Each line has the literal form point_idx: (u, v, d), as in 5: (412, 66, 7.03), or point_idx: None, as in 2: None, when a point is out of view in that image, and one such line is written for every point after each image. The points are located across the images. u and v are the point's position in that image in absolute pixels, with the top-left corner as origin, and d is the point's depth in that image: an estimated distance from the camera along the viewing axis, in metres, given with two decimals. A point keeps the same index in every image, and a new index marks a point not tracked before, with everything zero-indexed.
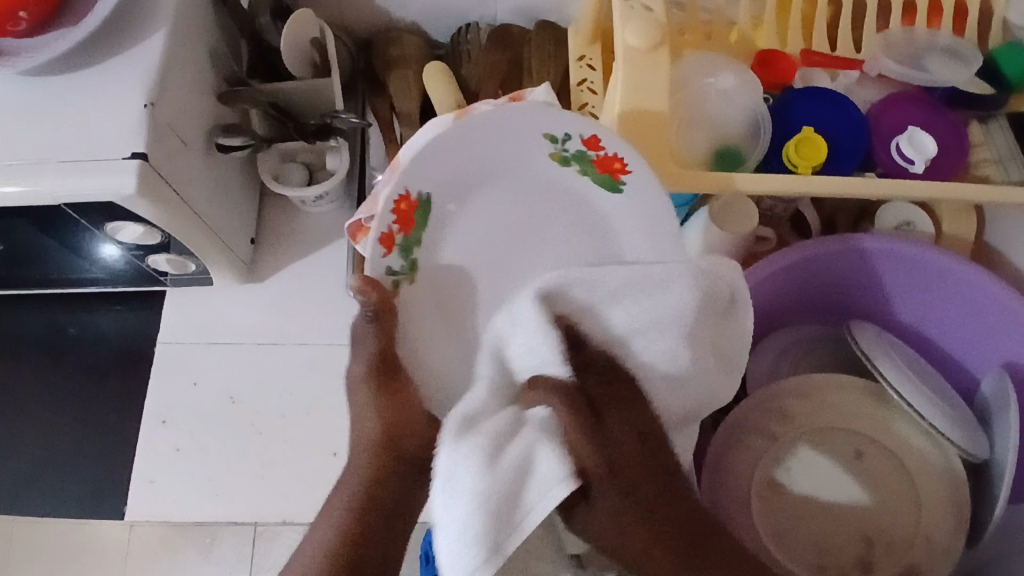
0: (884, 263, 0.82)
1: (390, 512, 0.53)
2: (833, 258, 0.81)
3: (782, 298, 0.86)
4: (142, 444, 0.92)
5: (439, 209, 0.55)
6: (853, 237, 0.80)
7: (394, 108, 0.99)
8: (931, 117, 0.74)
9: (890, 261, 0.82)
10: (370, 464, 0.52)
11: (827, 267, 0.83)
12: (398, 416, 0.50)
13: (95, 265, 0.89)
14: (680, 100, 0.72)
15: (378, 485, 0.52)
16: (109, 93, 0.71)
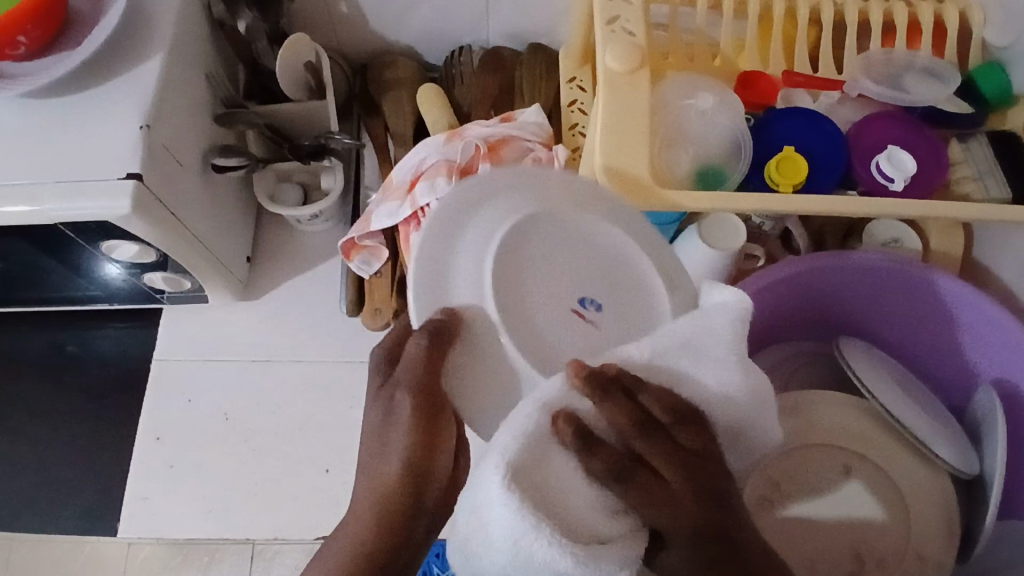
0: (929, 307, 0.83)
1: (403, 520, 0.54)
2: (870, 277, 0.82)
3: (793, 304, 0.86)
4: (137, 461, 0.93)
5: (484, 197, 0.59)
6: (899, 260, 0.80)
7: (388, 129, 1.01)
8: (912, 134, 0.74)
9: (908, 283, 0.82)
10: (374, 511, 0.54)
11: (873, 287, 0.84)
12: (425, 454, 0.54)
13: (94, 284, 0.91)
14: (664, 121, 0.72)
15: (410, 491, 0.54)
16: (107, 116, 0.73)
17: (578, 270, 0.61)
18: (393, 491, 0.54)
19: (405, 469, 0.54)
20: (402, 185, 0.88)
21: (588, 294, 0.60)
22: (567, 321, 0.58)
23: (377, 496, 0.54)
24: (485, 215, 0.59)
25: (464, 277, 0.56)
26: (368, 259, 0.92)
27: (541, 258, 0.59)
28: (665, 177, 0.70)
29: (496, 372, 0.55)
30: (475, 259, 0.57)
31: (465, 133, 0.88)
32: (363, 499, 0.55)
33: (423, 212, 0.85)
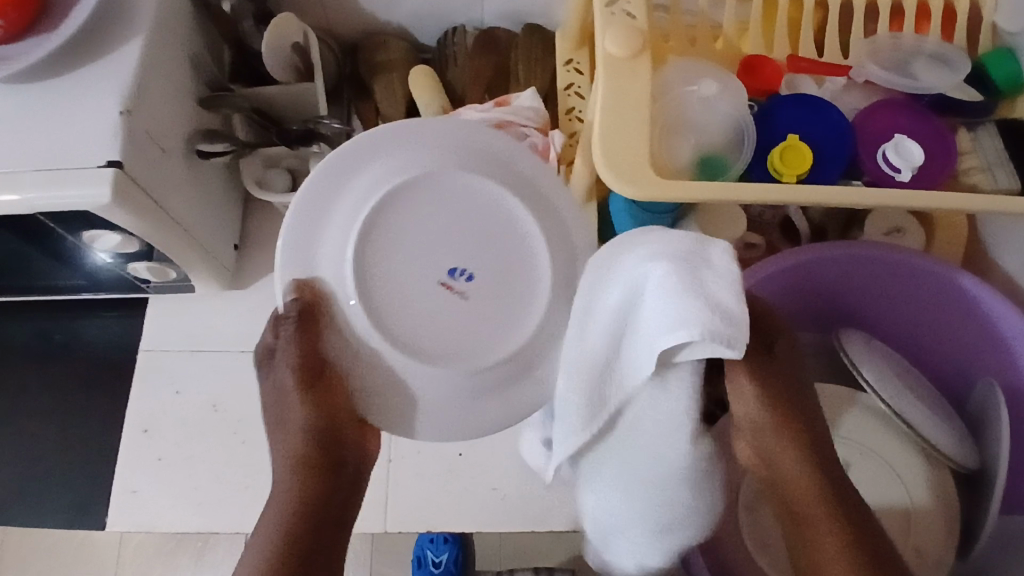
0: (928, 297, 0.82)
1: (323, 493, 0.64)
2: (869, 268, 0.81)
3: (783, 306, 0.85)
4: (124, 453, 0.91)
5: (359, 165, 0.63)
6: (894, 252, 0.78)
7: (380, 113, 0.98)
8: (918, 123, 0.72)
9: (896, 272, 0.81)
10: (293, 474, 0.64)
11: (870, 279, 0.83)
12: (325, 411, 0.63)
13: (77, 273, 0.88)
14: (665, 109, 0.69)
15: (316, 453, 0.64)
16: (85, 101, 0.70)
17: (451, 242, 0.64)
18: (305, 451, 0.64)
19: (308, 432, 0.64)
20: None
21: (456, 266, 0.63)
22: (431, 292, 0.63)
23: (292, 461, 0.64)
24: (354, 189, 0.63)
25: (332, 249, 0.63)
26: None
27: (413, 227, 0.63)
28: (666, 167, 0.67)
29: (354, 342, 0.63)
30: (339, 231, 0.63)
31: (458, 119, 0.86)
32: (281, 471, 0.65)
33: None
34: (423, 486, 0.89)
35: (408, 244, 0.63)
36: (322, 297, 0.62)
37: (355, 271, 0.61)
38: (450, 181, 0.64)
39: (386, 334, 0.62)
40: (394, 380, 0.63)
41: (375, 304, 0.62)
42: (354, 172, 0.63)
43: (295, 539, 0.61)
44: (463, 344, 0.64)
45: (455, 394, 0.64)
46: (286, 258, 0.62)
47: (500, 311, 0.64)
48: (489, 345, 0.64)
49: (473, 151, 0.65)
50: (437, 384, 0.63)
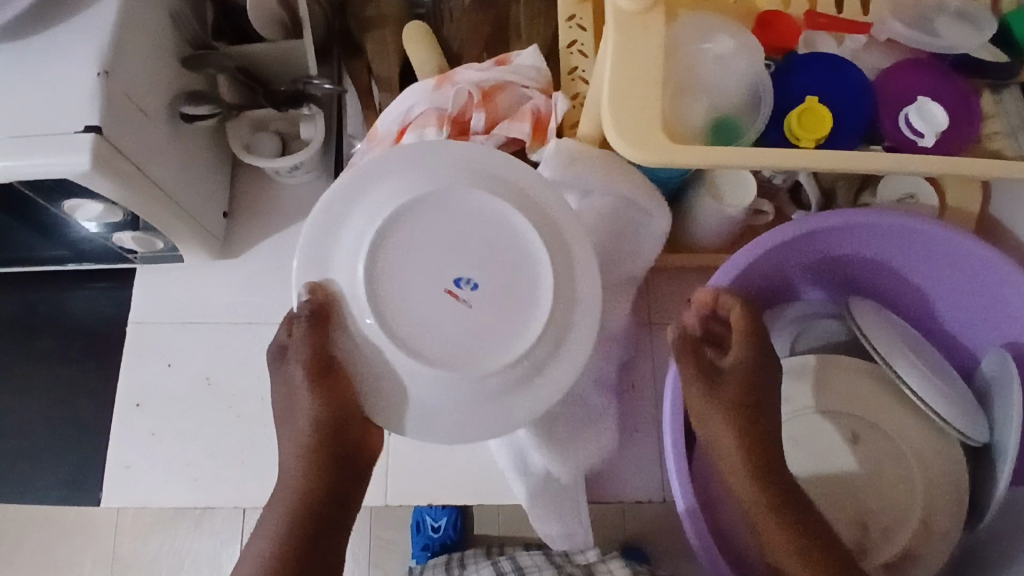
0: (939, 266, 0.79)
1: (329, 491, 0.65)
2: (880, 236, 0.78)
3: (787, 273, 0.83)
4: (117, 428, 0.88)
5: (373, 176, 0.63)
6: (909, 220, 0.74)
7: (372, 73, 0.93)
8: (941, 84, 0.68)
9: (920, 244, 0.78)
10: (304, 466, 0.65)
11: (881, 248, 0.80)
12: (331, 406, 0.62)
13: (60, 244, 0.84)
14: (678, 67, 0.64)
15: (324, 451, 0.64)
16: (59, 62, 0.66)
17: (459, 250, 0.62)
18: (316, 442, 0.64)
19: (317, 423, 0.63)
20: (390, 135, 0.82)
21: (462, 274, 0.61)
22: (436, 299, 0.61)
23: (302, 454, 0.65)
24: (366, 199, 0.62)
25: (342, 259, 0.61)
26: None
27: (422, 236, 0.62)
28: (680, 131, 0.63)
29: (360, 345, 0.61)
30: (351, 243, 0.62)
31: (456, 78, 0.81)
32: (292, 462, 0.65)
33: None
34: (423, 459, 0.88)
35: (422, 254, 0.61)
36: (328, 297, 0.61)
37: (365, 281, 0.60)
38: (458, 198, 0.62)
39: (394, 345, 0.60)
40: (396, 385, 0.61)
41: (384, 316, 0.60)
42: (366, 188, 0.63)
43: (297, 533, 0.63)
44: (468, 353, 0.60)
45: (456, 406, 0.61)
46: (302, 270, 0.62)
47: (507, 324, 0.61)
48: (500, 348, 0.61)
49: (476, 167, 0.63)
50: (438, 393, 0.60)
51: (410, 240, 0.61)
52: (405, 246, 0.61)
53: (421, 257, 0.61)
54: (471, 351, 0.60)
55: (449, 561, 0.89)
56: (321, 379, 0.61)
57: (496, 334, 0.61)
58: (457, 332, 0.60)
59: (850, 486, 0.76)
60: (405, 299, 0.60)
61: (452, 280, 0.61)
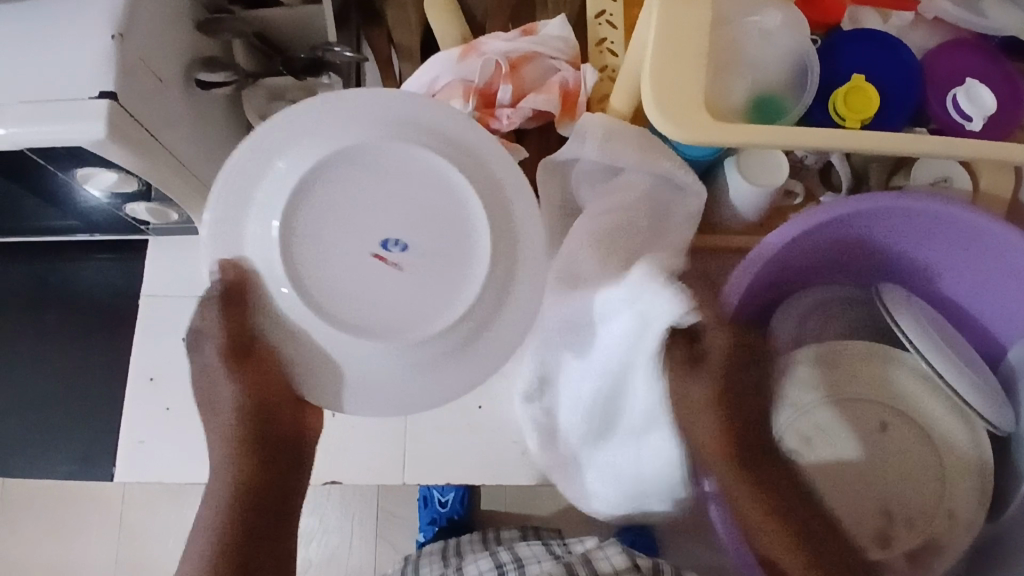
0: (969, 252, 0.77)
1: (265, 464, 0.68)
2: (912, 220, 0.76)
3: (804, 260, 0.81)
4: (131, 402, 0.87)
5: (278, 137, 0.61)
6: (943, 203, 0.72)
7: (392, 41, 0.90)
8: (988, 66, 0.66)
9: (905, 218, 0.76)
10: (233, 456, 0.67)
11: (908, 232, 0.78)
12: (253, 381, 0.63)
13: (70, 215, 0.82)
14: (722, 38, 0.62)
15: (255, 426, 0.66)
16: (72, 23, 0.63)
17: (387, 212, 0.60)
18: (240, 434, 0.67)
19: (239, 411, 0.66)
20: None
21: (391, 237, 0.60)
22: (363, 264, 0.60)
23: (227, 443, 0.67)
24: (276, 164, 0.60)
25: (260, 228, 0.59)
26: None
27: (347, 198, 0.60)
28: (722, 107, 0.61)
29: (284, 319, 0.60)
30: (262, 211, 0.60)
31: (482, 48, 0.79)
32: (219, 449, 0.67)
33: None
34: (440, 440, 0.87)
35: (348, 216, 0.60)
36: (254, 267, 0.60)
37: (285, 250, 0.58)
38: (376, 154, 0.60)
39: (324, 317, 0.59)
40: (329, 356, 0.60)
41: (311, 283, 0.59)
42: (276, 153, 0.60)
43: (236, 521, 0.66)
44: (396, 319, 0.60)
45: (399, 374, 0.61)
46: (216, 242, 0.60)
47: (439, 287, 0.61)
48: (436, 312, 0.60)
49: (394, 119, 0.61)
50: (379, 362, 0.60)
51: (334, 206, 0.60)
52: (330, 212, 0.60)
53: (349, 223, 0.60)
54: (405, 318, 0.60)
55: (446, 549, 0.88)
56: (239, 356, 0.62)
57: (424, 300, 0.60)
58: (378, 298, 0.60)
59: (848, 471, 0.75)
60: (333, 265, 0.59)
61: (372, 248, 0.60)
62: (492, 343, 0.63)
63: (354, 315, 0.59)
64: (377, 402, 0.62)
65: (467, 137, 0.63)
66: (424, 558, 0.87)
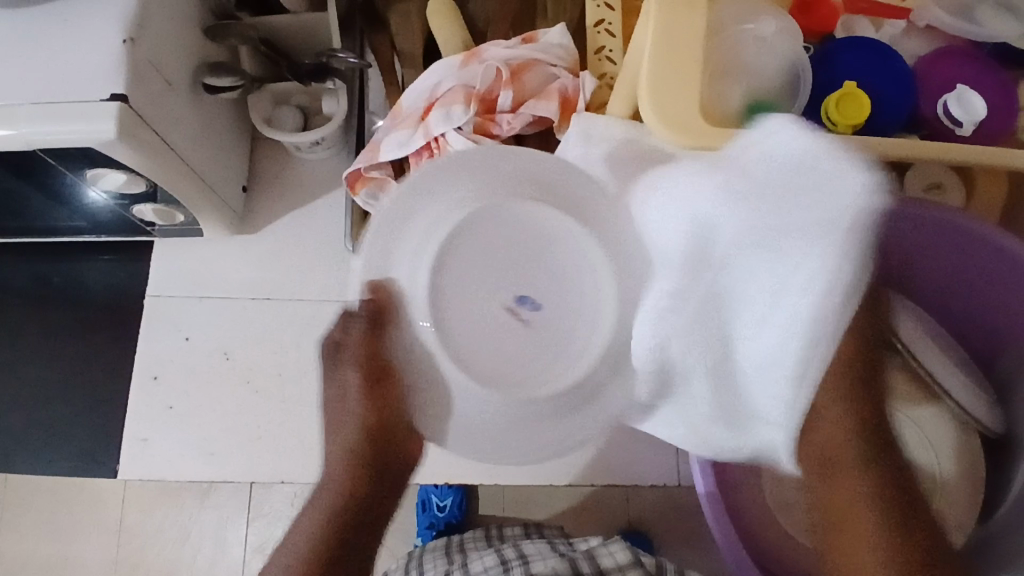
0: (959, 259, 0.80)
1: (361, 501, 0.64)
2: (908, 227, 0.78)
3: None
4: (135, 401, 0.89)
5: (424, 181, 0.58)
6: (934, 210, 0.75)
7: (396, 48, 0.91)
8: (983, 72, 0.68)
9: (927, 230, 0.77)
10: (342, 470, 0.63)
11: (903, 240, 0.80)
12: (376, 409, 0.59)
13: (77, 215, 0.83)
14: (722, 44, 0.63)
15: (360, 458, 0.62)
16: (84, 27, 0.64)
17: (500, 266, 0.57)
18: (353, 447, 0.62)
19: (361, 430, 0.61)
20: (414, 112, 0.81)
21: (524, 293, 0.57)
22: (493, 314, 0.56)
23: (343, 460, 0.64)
24: (429, 203, 0.58)
25: (405, 268, 0.56)
26: (375, 192, 0.85)
27: (486, 240, 0.57)
28: (718, 114, 0.63)
29: (414, 356, 0.56)
30: (414, 250, 0.56)
31: (483, 56, 0.81)
32: (334, 459, 0.64)
33: (438, 142, 0.80)
34: None
35: (479, 258, 0.56)
36: (394, 299, 0.56)
37: (429, 292, 0.55)
38: (506, 207, 0.57)
39: (454, 363, 0.54)
40: (438, 394, 0.56)
41: (448, 326, 0.55)
42: (417, 205, 0.58)
43: (331, 528, 0.64)
44: (519, 376, 0.56)
45: (505, 428, 0.57)
46: (367, 263, 0.58)
47: (546, 340, 0.57)
48: (541, 376, 0.56)
49: (538, 180, 0.59)
50: (492, 413, 0.56)
51: (471, 249, 0.56)
52: (468, 254, 0.56)
53: (489, 263, 0.57)
54: (529, 368, 0.56)
55: (449, 546, 0.87)
56: (375, 377, 0.58)
57: (539, 357, 0.56)
58: (524, 351, 0.56)
59: None
60: (449, 316, 0.55)
61: (505, 290, 0.57)
62: (602, 406, 0.58)
63: (467, 358, 0.55)
64: (486, 450, 0.58)
65: (540, 167, 0.60)
66: (425, 554, 0.86)
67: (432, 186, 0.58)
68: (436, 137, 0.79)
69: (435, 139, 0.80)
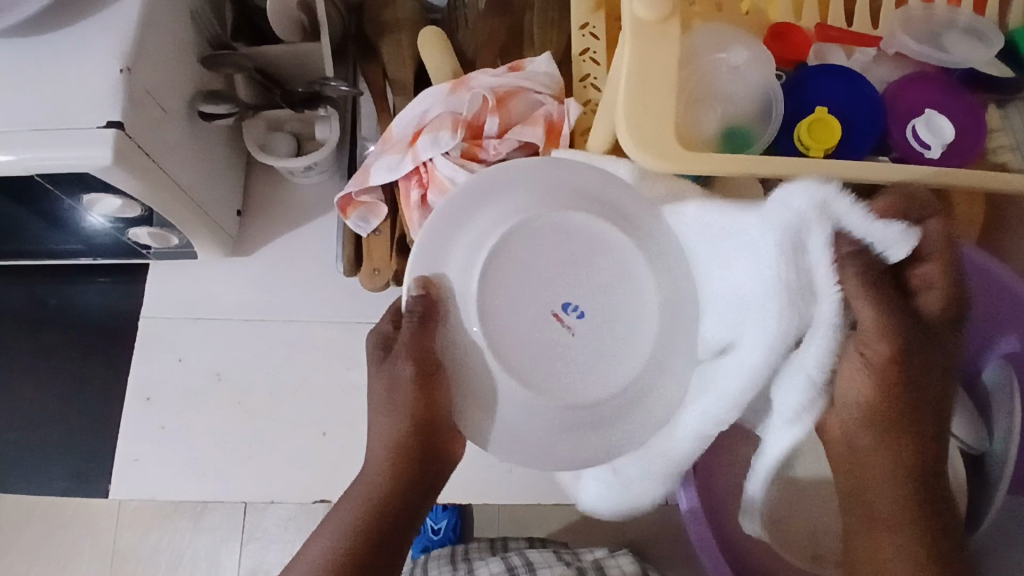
0: None
1: (396, 513, 0.64)
2: None
3: None
4: (126, 422, 0.90)
5: (484, 183, 0.66)
6: None
7: (387, 76, 0.94)
8: (950, 98, 0.70)
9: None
10: (388, 465, 0.65)
11: None
12: (429, 406, 0.64)
13: (74, 238, 0.85)
14: (694, 74, 0.66)
15: (402, 458, 0.64)
16: (82, 56, 0.67)
17: (558, 279, 0.65)
18: (401, 446, 0.64)
19: (408, 425, 0.64)
20: (403, 138, 0.84)
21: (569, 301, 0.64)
22: (544, 324, 0.64)
23: (386, 450, 0.65)
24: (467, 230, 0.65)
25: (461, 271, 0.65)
26: (366, 215, 0.87)
27: (534, 254, 0.64)
28: (692, 138, 0.65)
29: (462, 353, 0.63)
30: (468, 246, 0.65)
31: (470, 83, 0.83)
32: (376, 456, 0.65)
33: (426, 167, 0.82)
34: None
35: (534, 269, 0.64)
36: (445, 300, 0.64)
37: (479, 300, 0.63)
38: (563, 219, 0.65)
39: (500, 360, 0.62)
40: (484, 403, 0.64)
41: (495, 330, 0.63)
42: (474, 211, 0.65)
43: (368, 523, 0.62)
44: (564, 377, 0.64)
45: (547, 433, 0.64)
46: (419, 260, 0.65)
47: (603, 356, 0.64)
48: (589, 379, 0.64)
49: (577, 218, 0.66)
50: (528, 415, 0.63)
51: (524, 261, 0.64)
52: (523, 263, 0.64)
53: (537, 279, 0.64)
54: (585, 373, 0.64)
55: (453, 554, 0.87)
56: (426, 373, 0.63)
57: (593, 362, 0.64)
58: (557, 353, 0.64)
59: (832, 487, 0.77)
60: (513, 318, 0.63)
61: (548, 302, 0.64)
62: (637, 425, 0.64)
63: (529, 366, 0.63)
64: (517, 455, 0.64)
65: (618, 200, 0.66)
66: (430, 562, 0.87)
67: (483, 200, 0.66)
68: (424, 163, 0.82)
69: (422, 164, 0.82)
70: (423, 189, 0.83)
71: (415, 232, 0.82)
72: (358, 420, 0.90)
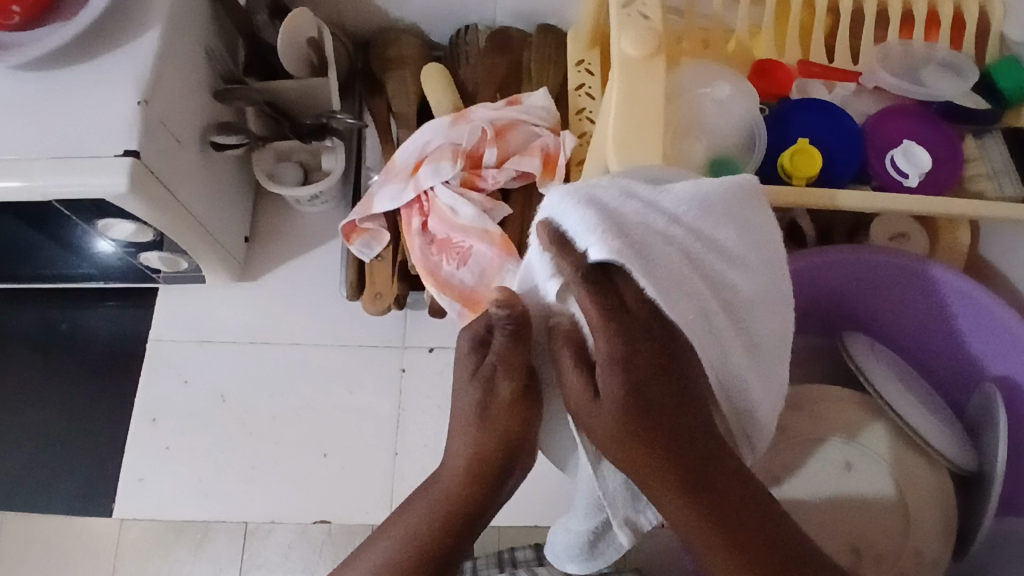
0: (922, 305, 0.83)
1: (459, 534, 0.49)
2: (872, 276, 0.82)
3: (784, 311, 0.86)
4: (132, 441, 0.92)
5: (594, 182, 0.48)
6: (894, 256, 0.79)
7: (391, 109, 0.98)
8: (928, 130, 0.73)
9: (892, 273, 0.81)
10: (468, 482, 0.49)
11: (871, 288, 0.83)
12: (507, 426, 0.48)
13: (87, 262, 0.89)
14: (679, 108, 0.70)
15: (480, 477, 0.49)
16: (102, 89, 0.71)
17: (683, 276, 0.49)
18: (478, 455, 0.49)
19: (483, 439, 0.48)
20: (405, 167, 0.87)
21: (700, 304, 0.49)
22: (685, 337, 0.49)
23: (466, 466, 0.49)
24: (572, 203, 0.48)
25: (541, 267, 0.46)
26: (369, 242, 0.90)
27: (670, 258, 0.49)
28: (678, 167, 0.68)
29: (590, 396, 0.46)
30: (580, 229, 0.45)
31: (471, 116, 0.86)
32: (453, 464, 0.49)
33: (427, 196, 0.85)
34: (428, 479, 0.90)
35: (663, 243, 0.47)
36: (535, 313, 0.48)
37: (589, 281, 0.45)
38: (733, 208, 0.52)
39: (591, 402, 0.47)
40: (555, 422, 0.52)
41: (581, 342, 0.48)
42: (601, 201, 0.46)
43: (433, 545, 0.49)
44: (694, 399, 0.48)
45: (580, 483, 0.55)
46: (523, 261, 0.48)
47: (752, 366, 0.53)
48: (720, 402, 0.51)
49: (723, 223, 0.50)
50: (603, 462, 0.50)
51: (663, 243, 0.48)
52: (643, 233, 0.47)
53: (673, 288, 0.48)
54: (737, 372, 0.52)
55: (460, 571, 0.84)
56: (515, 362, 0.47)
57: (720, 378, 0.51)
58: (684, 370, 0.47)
59: (831, 513, 0.77)
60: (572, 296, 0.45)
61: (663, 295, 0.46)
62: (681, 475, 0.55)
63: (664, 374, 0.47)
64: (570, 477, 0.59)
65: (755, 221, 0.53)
66: None
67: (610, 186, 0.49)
68: (426, 191, 0.85)
69: (424, 193, 0.86)
70: (424, 218, 0.86)
71: (416, 258, 0.85)
72: (359, 441, 0.92)
